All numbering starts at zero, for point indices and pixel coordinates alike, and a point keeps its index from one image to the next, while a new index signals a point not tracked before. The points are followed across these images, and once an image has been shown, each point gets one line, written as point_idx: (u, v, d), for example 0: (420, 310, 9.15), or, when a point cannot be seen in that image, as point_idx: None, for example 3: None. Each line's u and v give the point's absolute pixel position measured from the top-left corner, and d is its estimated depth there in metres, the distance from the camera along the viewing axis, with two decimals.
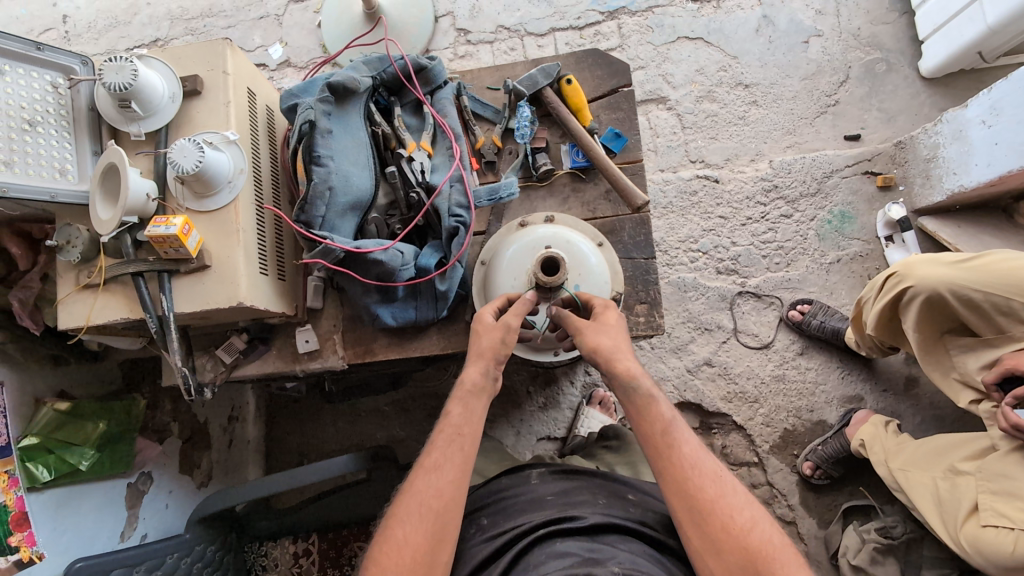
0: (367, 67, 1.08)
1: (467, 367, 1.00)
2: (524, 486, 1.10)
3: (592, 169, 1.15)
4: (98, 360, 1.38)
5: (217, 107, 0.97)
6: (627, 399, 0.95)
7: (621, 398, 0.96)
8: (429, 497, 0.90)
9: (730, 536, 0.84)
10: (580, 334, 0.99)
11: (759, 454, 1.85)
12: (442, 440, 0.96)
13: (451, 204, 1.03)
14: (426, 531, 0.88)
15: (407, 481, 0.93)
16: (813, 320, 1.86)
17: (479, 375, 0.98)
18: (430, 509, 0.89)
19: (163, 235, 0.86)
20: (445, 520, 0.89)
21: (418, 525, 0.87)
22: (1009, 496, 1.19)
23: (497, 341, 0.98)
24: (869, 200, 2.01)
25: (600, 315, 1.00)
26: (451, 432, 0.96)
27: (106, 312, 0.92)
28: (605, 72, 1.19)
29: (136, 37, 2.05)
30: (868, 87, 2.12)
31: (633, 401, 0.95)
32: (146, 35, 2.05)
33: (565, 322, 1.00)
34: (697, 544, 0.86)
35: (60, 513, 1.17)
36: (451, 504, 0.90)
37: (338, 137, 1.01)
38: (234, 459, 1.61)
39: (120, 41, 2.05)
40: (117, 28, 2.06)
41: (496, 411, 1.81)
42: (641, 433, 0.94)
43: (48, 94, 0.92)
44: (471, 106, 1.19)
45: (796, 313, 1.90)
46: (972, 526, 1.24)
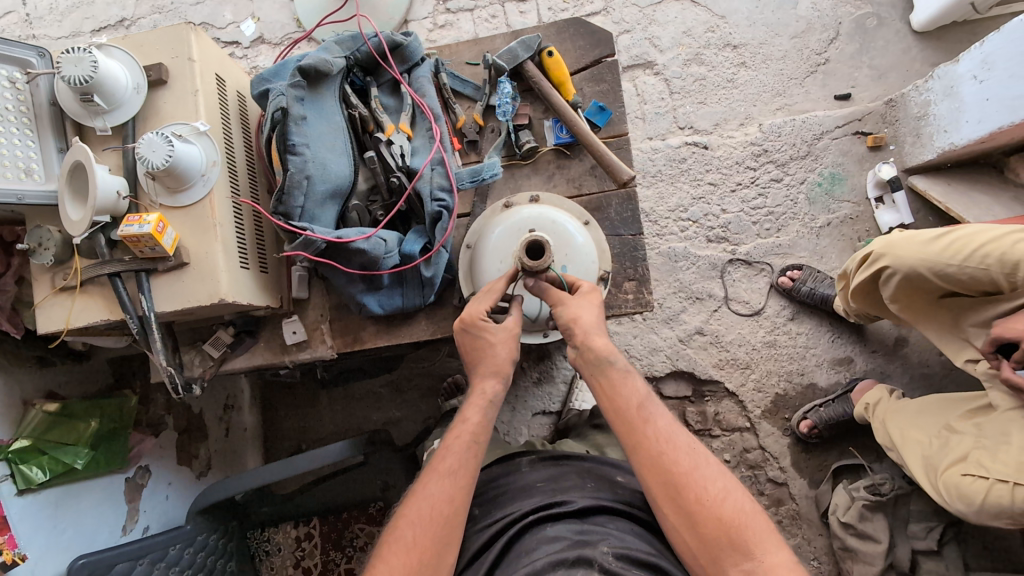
0: (340, 47, 1.03)
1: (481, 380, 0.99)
2: (515, 477, 1.11)
3: (576, 145, 1.12)
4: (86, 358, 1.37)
5: (185, 96, 0.93)
6: (600, 373, 0.95)
7: (592, 374, 0.96)
8: (438, 502, 0.88)
9: (705, 509, 0.85)
10: (562, 303, 0.98)
11: (751, 419, 1.88)
12: (457, 445, 0.94)
13: (433, 188, 1.01)
14: (435, 534, 0.86)
15: (420, 482, 0.91)
16: (803, 287, 1.86)
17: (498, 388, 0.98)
18: (439, 514, 0.88)
19: (136, 235, 0.83)
20: (454, 524, 0.88)
21: (429, 527, 0.86)
22: (995, 452, 1.21)
23: (514, 350, 1.00)
24: (859, 161, 1.99)
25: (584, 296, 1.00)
26: (468, 438, 0.95)
27: (85, 314, 0.91)
28: (587, 43, 1.15)
29: (100, 17, 1.96)
30: (859, 43, 2.07)
31: (607, 376, 0.95)
32: (110, 15, 1.95)
33: (546, 292, 0.99)
34: (673, 519, 0.87)
35: (60, 512, 1.18)
36: (458, 504, 0.89)
37: (313, 123, 0.97)
38: (233, 448, 1.64)
39: (83, 22, 1.95)
40: (79, 8, 1.96)
41: None
42: (614, 411, 0.94)
43: (6, 90, 0.88)
44: (450, 83, 1.15)
45: (786, 280, 1.90)
46: (953, 474, 1.26)
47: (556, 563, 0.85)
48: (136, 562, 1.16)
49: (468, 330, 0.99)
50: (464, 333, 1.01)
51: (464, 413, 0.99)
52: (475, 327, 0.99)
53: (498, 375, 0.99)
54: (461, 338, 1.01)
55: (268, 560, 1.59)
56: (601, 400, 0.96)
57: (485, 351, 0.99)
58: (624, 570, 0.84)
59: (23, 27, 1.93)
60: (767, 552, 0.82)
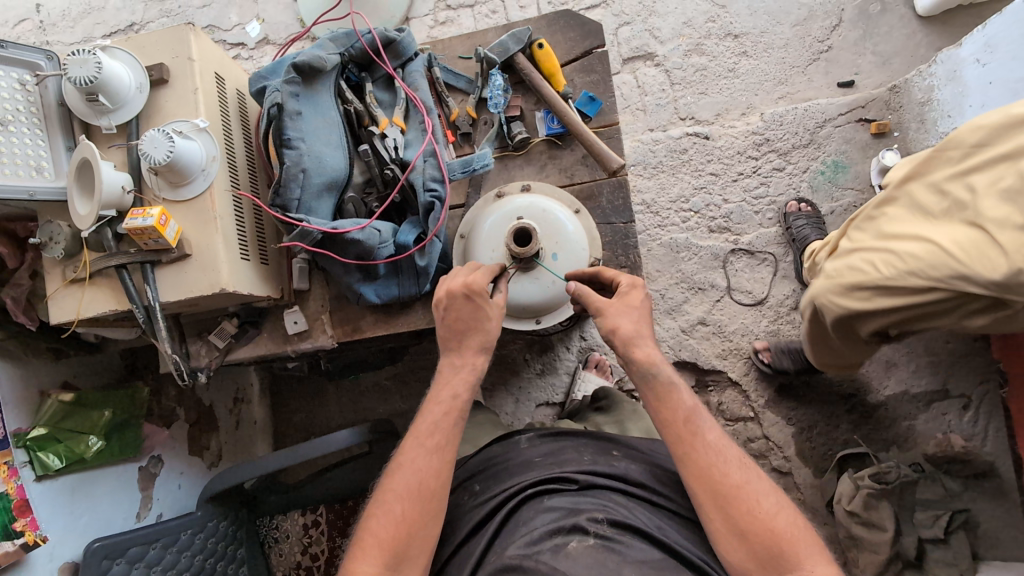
0: (334, 44, 1.06)
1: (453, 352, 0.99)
2: (514, 452, 1.14)
3: (567, 135, 1.14)
4: (98, 351, 1.41)
5: (185, 94, 0.96)
6: (649, 384, 0.97)
7: (639, 383, 0.98)
8: (426, 477, 0.90)
9: (756, 521, 0.88)
10: (603, 315, 0.99)
11: (755, 409, 1.90)
12: (439, 418, 0.95)
13: (425, 179, 1.03)
14: (418, 506, 0.88)
15: (402, 454, 0.93)
16: (796, 221, 1.90)
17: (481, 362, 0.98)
18: (425, 487, 0.90)
19: (140, 228, 0.87)
20: (439, 494, 0.91)
21: (412, 501, 0.88)
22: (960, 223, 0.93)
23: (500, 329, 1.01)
24: (863, 149, 1.97)
25: (627, 294, 1.00)
26: (452, 413, 0.95)
27: (95, 305, 0.95)
28: (577, 34, 1.16)
29: (112, 22, 2.02)
30: (862, 29, 2.05)
31: (655, 388, 0.97)
32: (121, 20, 2.01)
33: (589, 301, 0.99)
34: (720, 527, 0.90)
35: (74, 498, 1.23)
36: (429, 479, 0.90)
37: (308, 118, 1.00)
38: (242, 438, 1.69)
39: (96, 27, 2.01)
40: (92, 14, 2.02)
41: (495, 380, 1.86)
42: (664, 420, 0.96)
43: (16, 91, 0.92)
44: (444, 77, 1.17)
45: (793, 207, 1.94)
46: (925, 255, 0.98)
47: (552, 532, 0.90)
48: (147, 547, 1.23)
49: (469, 297, 0.96)
50: (460, 298, 0.97)
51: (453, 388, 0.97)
52: (476, 296, 0.96)
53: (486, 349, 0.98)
54: (456, 306, 0.97)
55: (277, 546, 1.64)
56: (650, 410, 0.97)
57: (481, 322, 0.97)
58: (618, 536, 0.89)
59: (38, 33, 1.99)
60: (814, 567, 0.85)
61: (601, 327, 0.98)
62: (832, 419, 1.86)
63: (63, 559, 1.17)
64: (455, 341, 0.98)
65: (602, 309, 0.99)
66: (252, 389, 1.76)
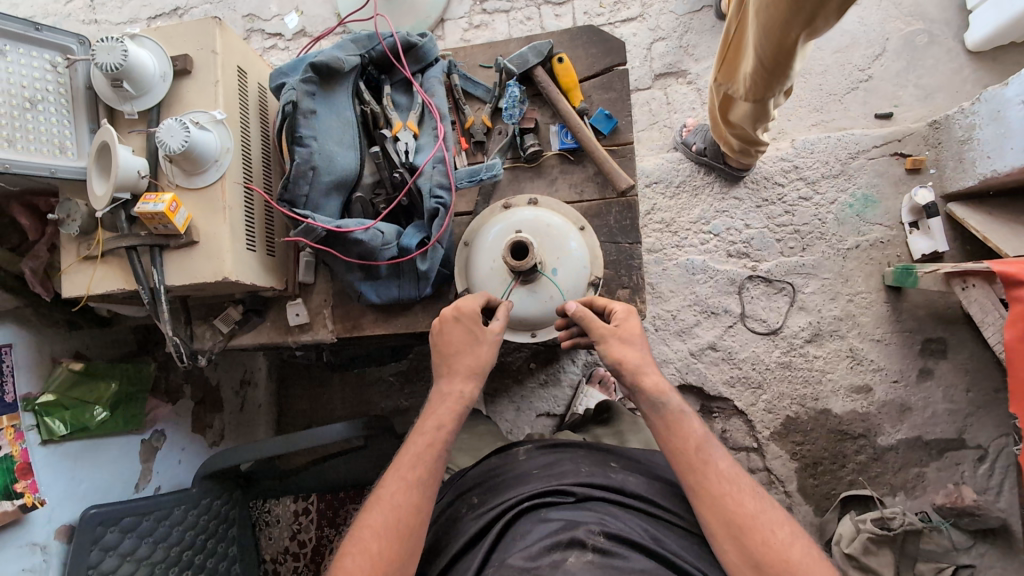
0: (355, 45, 1.07)
1: (450, 380, 0.99)
2: (511, 463, 1.14)
3: (580, 151, 1.13)
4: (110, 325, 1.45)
5: (206, 86, 0.99)
6: (658, 415, 0.97)
7: (649, 414, 0.97)
8: (404, 510, 0.89)
9: (771, 551, 0.86)
10: (605, 343, 0.99)
11: (758, 440, 1.86)
12: (419, 448, 0.94)
13: (432, 185, 1.03)
14: (394, 540, 0.86)
15: (382, 486, 0.92)
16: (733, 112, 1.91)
17: (468, 389, 0.97)
18: (401, 520, 0.88)
19: (151, 212, 0.90)
20: (417, 528, 0.89)
21: (388, 535, 0.86)
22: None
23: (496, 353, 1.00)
24: (896, 184, 1.91)
25: (622, 323, 1.00)
26: (434, 443, 0.95)
27: (104, 282, 0.98)
28: (599, 50, 1.15)
29: (158, 6, 2.09)
30: (906, 60, 1.98)
31: (665, 416, 0.97)
32: (167, 3, 2.08)
33: (592, 326, 0.98)
34: (733, 557, 0.88)
35: (77, 464, 1.28)
36: (408, 513, 0.89)
37: (323, 118, 1.02)
38: (247, 420, 1.74)
39: (142, 9, 2.08)
40: None
41: (497, 387, 1.87)
42: (673, 449, 0.96)
43: (48, 73, 0.96)
44: (463, 85, 1.18)
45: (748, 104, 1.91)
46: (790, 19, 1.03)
47: (550, 547, 0.88)
48: (141, 518, 1.27)
49: (458, 318, 0.99)
50: (450, 321, 1.00)
51: (438, 417, 0.97)
52: (468, 318, 0.99)
53: (476, 374, 0.99)
54: (449, 330, 1.00)
55: (268, 530, 1.64)
56: (661, 440, 0.97)
57: (472, 346, 0.98)
58: (614, 549, 0.88)
59: (88, 12, 2.06)
60: None
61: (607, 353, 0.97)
62: (839, 457, 1.81)
63: (60, 521, 1.22)
64: (445, 365, 1.00)
65: (602, 336, 0.98)
66: (259, 373, 1.80)
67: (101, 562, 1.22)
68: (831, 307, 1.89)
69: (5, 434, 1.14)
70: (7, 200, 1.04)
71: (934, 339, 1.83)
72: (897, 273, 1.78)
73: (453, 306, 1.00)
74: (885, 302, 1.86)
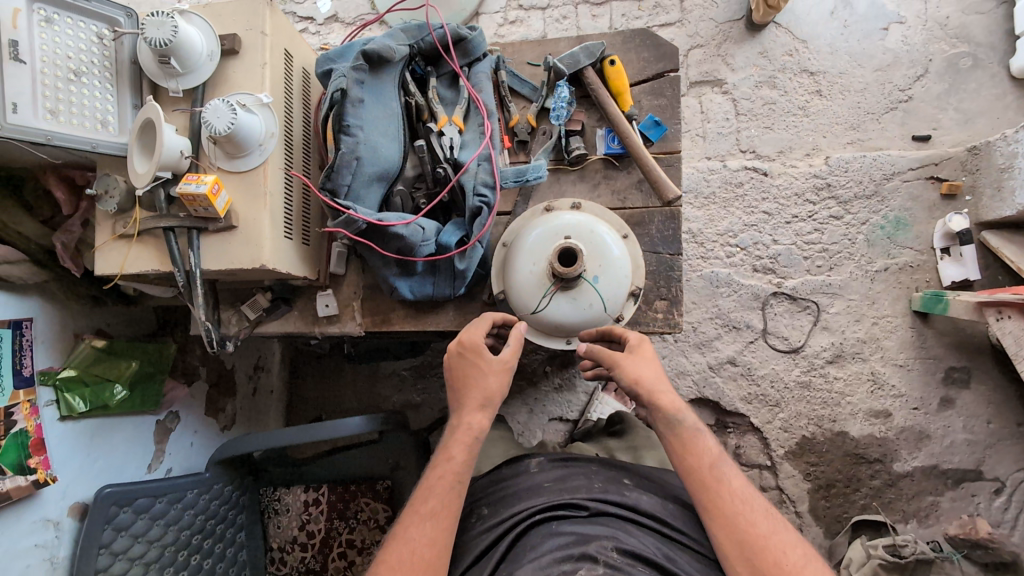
0: (405, 35, 1.06)
1: (464, 414, 0.99)
2: (523, 475, 1.11)
3: (626, 157, 1.11)
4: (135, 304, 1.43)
5: (253, 68, 0.97)
6: (671, 431, 0.95)
7: (664, 433, 0.96)
8: (421, 546, 0.88)
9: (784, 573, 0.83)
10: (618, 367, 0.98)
11: (772, 459, 1.84)
12: (440, 486, 0.94)
13: (476, 183, 1.01)
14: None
15: (402, 526, 0.92)
16: None
17: (482, 422, 0.97)
18: (422, 558, 0.87)
19: (192, 194, 0.88)
20: (436, 568, 0.88)
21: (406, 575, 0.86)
22: None
23: (505, 382, 1.02)
24: (930, 208, 1.88)
25: (636, 348, 0.99)
26: (452, 478, 0.95)
27: (139, 262, 0.96)
28: (652, 55, 1.12)
29: None
30: (948, 83, 1.95)
31: (678, 434, 0.95)
32: None
33: (599, 354, 0.98)
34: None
35: (94, 441, 1.26)
36: (428, 552, 0.88)
37: (370, 107, 1.00)
38: (259, 406, 1.75)
39: None
40: None
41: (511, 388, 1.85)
42: (686, 467, 0.94)
43: (94, 45, 0.94)
44: (509, 82, 1.15)
45: None
46: None
47: (561, 558, 0.87)
48: (154, 500, 1.26)
49: (464, 352, 1.01)
50: (456, 355, 1.03)
51: (450, 450, 0.98)
52: (471, 350, 1.01)
53: (486, 406, 0.99)
54: (454, 362, 1.02)
55: (276, 519, 1.59)
56: (674, 458, 0.95)
57: (480, 377, 0.99)
58: (627, 566, 0.86)
59: None
60: None
61: (624, 376, 0.95)
62: (853, 481, 1.79)
63: (74, 498, 1.20)
64: (457, 398, 1.01)
65: (614, 361, 0.98)
66: (272, 359, 1.81)
67: (113, 542, 1.21)
68: (855, 329, 1.86)
69: (21, 409, 1.11)
70: (42, 171, 1.02)
71: (958, 369, 1.80)
72: (925, 299, 1.76)
73: (457, 338, 1.03)
74: (911, 327, 1.84)
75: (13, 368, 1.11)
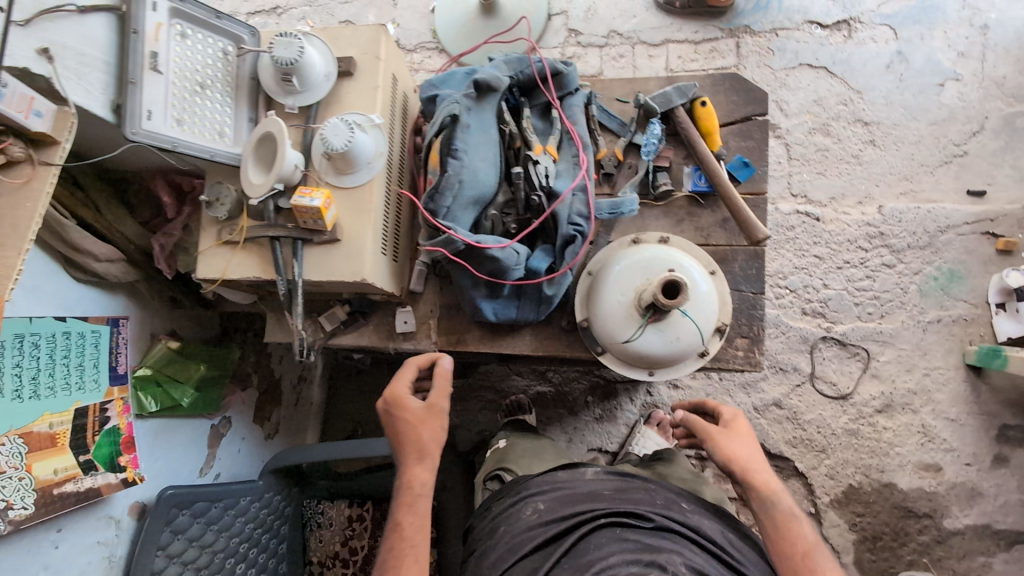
0: (507, 67, 1.12)
1: (408, 474, 1.03)
2: (579, 479, 1.09)
3: (711, 195, 1.13)
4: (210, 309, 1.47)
5: (366, 90, 1.01)
6: (765, 511, 1.00)
7: (758, 512, 1.00)
8: None
9: None
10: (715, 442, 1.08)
11: (817, 506, 1.80)
12: (410, 555, 0.93)
13: (571, 212, 1.05)
14: None
15: None
16: None
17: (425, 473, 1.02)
18: None
19: (306, 207, 0.91)
20: None
21: None
22: None
23: (438, 428, 1.07)
24: (984, 263, 1.89)
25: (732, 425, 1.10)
26: (411, 538, 0.95)
27: (241, 268, 0.99)
28: (741, 99, 1.15)
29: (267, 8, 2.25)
30: (1004, 141, 1.98)
31: (772, 516, 0.99)
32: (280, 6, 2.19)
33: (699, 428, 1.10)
34: None
35: (158, 441, 1.26)
36: None
37: (474, 133, 1.04)
38: (300, 415, 1.78)
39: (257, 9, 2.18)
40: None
41: (551, 416, 1.85)
42: (780, 551, 0.96)
43: (219, 60, 0.98)
44: (599, 116, 1.19)
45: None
46: None
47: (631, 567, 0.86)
48: (212, 504, 1.26)
49: (391, 409, 1.08)
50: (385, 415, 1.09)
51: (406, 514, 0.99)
52: (394, 406, 1.08)
53: (423, 455, 1.04)
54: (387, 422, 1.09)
55: (318, 533, 1.61)
56: (767, 539, 0.98)
57: (407, 428, 1.06)
58: None
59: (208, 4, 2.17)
60: None
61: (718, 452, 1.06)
62: (901, 534, 1.75)
63: (134, 498, 1.20)
64: (399, 459, 1.05)
65: (712, 435, 1.08)
66: (315, 371, 1.83)
67: (169, 544, 1.19)
68: (906, 379, 1.85)
69: (115, 405, 1.13)
70: (152, 175, 1.07)
71: (1012, 426, 1.78)
72: (981, 353, 1.76)
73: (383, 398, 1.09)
74: (964, 381, 1.82)
75: (109, 364, 1.13)
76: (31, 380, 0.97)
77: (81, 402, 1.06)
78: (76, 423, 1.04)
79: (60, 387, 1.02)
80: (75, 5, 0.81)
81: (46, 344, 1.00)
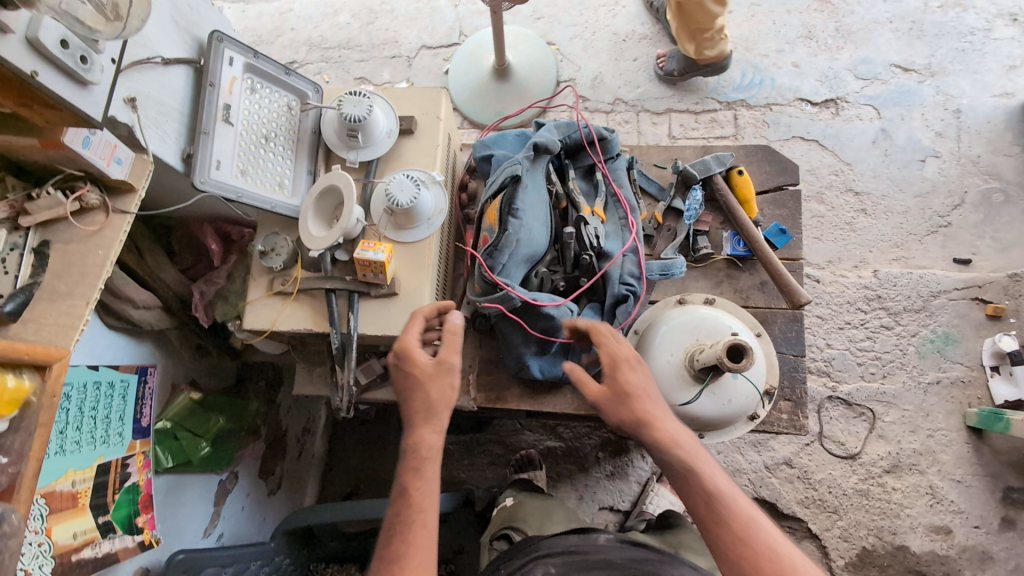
0: (558, 131, 1.15)
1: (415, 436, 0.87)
2: (593, 545, 1.04)
3: (749, 259, 1.17)
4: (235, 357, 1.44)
5: (426, 148, 1.03)
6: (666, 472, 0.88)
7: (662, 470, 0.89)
8: None
9: None
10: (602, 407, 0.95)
11: (832, 569, 1.79)
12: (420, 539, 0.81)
13: (623, 272, 1.07)
14: None
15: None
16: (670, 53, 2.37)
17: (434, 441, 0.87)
18: None
19: (370, 260, 0.91)
20: None
21: None
22: None
23: (446, 384, 0.89)
24: (976, 327, 1.98)
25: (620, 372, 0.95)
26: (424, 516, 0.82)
27: (291, 320, 0.97)
28: (773, 169, 1.22)
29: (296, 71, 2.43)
30: (984, 214, 2.13)
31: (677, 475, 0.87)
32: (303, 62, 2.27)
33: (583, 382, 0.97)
34: None
35: (171, 501, 1.16)
36: None
37: (531, 193, 1.07)
38: (300, 468, 1.64)
39: None
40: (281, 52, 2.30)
41: (561, 471, 1.78)
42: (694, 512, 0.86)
43: (284, 114, 1.00)
44: (639, 180, 1.24)
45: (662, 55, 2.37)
46: None
47: None
48: (223, 570, 1.15)
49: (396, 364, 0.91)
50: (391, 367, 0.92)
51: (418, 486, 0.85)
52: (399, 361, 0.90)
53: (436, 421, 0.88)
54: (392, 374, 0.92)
55: None
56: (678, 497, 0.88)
57: (411, 388, 0.89)
58: None
59: None
60: None
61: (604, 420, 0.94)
62: None
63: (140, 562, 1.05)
64: (406, 419, 0.90)
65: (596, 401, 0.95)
66: (318, 422, 1.72)
67: None
68: (911, 440, 1.89)
69: (135, 460, 1.06)
70: (201, 223, 1.14)
71: (1016, 488, 1.82)
72: (983, 415, 1.82)
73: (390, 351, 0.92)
74: (967, 443, 1.87)
75: (133, 416, 1.07)
76: (58, 434, 0.91)
77: (104, 457, 0.99)
78: (98, 481, 0.97)
79: (85, 440, 0.95)
80: (160, 57, 0.83)
81: (77, 395, 0.94)
